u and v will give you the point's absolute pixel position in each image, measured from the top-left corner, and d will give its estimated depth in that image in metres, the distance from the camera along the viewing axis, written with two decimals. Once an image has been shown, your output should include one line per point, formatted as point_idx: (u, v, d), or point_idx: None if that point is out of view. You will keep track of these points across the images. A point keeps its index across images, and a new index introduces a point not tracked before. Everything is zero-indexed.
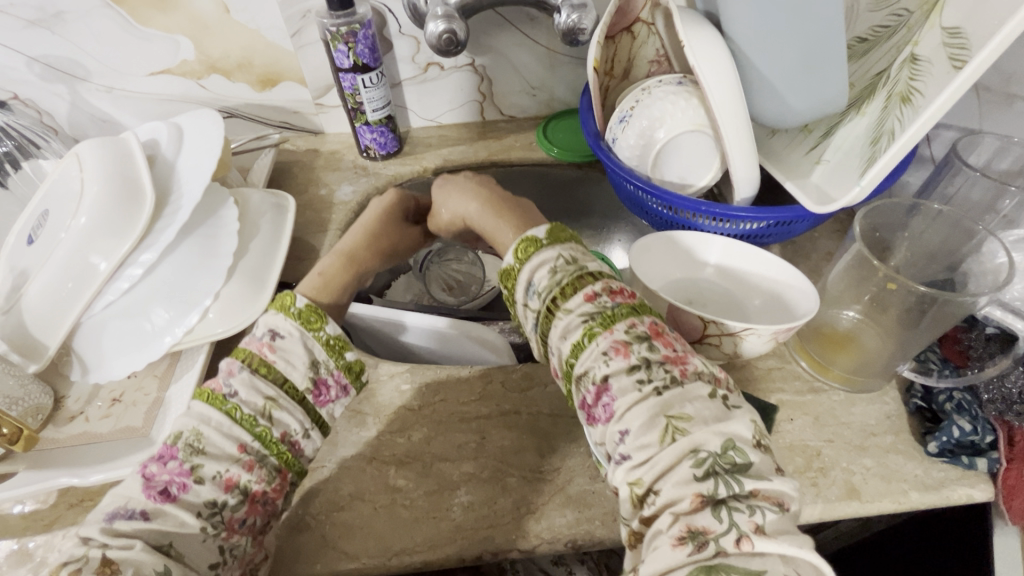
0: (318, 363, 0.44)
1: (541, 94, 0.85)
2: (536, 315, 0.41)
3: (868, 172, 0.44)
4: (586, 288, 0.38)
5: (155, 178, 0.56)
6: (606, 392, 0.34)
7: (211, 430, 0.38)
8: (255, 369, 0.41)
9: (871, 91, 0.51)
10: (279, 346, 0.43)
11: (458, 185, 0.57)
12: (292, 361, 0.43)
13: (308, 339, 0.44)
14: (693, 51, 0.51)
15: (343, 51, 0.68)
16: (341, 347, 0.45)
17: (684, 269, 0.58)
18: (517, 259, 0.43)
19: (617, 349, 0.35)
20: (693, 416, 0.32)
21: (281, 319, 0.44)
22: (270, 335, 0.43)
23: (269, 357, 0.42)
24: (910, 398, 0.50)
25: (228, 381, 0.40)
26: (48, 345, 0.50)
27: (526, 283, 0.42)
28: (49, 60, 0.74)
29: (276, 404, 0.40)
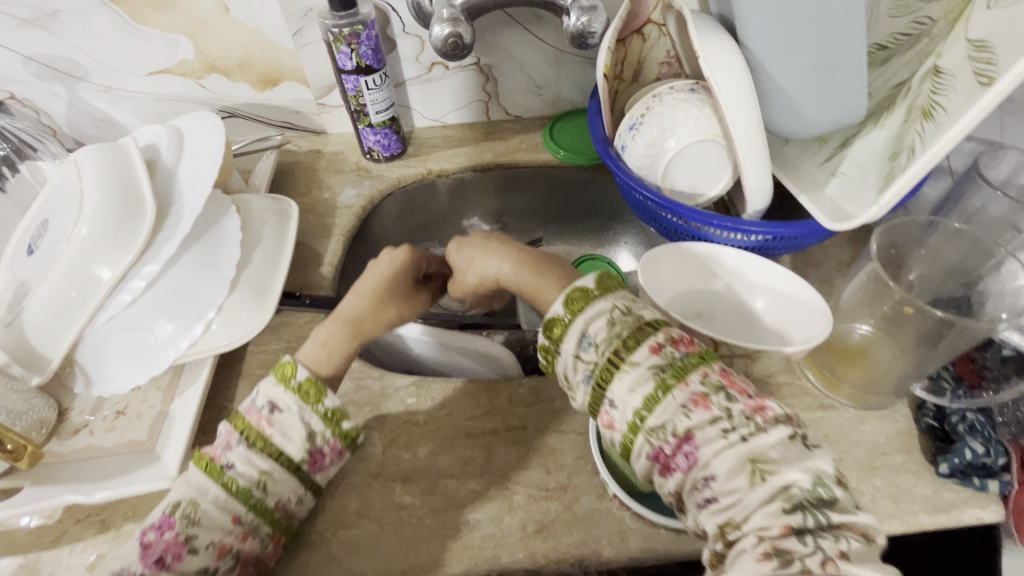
0: (314, 435, 0.42)
1: (547, 94, 0.83)
2: (591, 367, 0.40)
3: (887, 191, 0.43)
4: (651, 339, 0.40)
5: (155, 187, 0.55)
6: (688, 441, 0.36)
7: (207, 501, 0.39)
8: (252, 443, 0.40)
9: (891, 102, 0.50)
10: (277, 419, 0.41)
11: (480, 245, 0.53)
12: (288, 434, 0.41)
13: (305, 412, 0.42)
14: (708, 62, 0.50)
15: (346, 53, 0.66)
16: (340, 419, 0.43)
17: (694, 280, 0.57)
18: (568, 310, 0.43)
19: (695, 401, 0.37)
20: (779, 459, 0.35)
21: (281, 391, 0.42)
22: (270, 407, 0.42)
23: (265, 430, 0.41)
24: (922, 416, 0.49)
25: (226, 453, 0.40)
26: (50, 358, 0.50)
27: (580, 334, 0.42)
28: (46, 60, 0.72)
29: (271, 477, 0.40)
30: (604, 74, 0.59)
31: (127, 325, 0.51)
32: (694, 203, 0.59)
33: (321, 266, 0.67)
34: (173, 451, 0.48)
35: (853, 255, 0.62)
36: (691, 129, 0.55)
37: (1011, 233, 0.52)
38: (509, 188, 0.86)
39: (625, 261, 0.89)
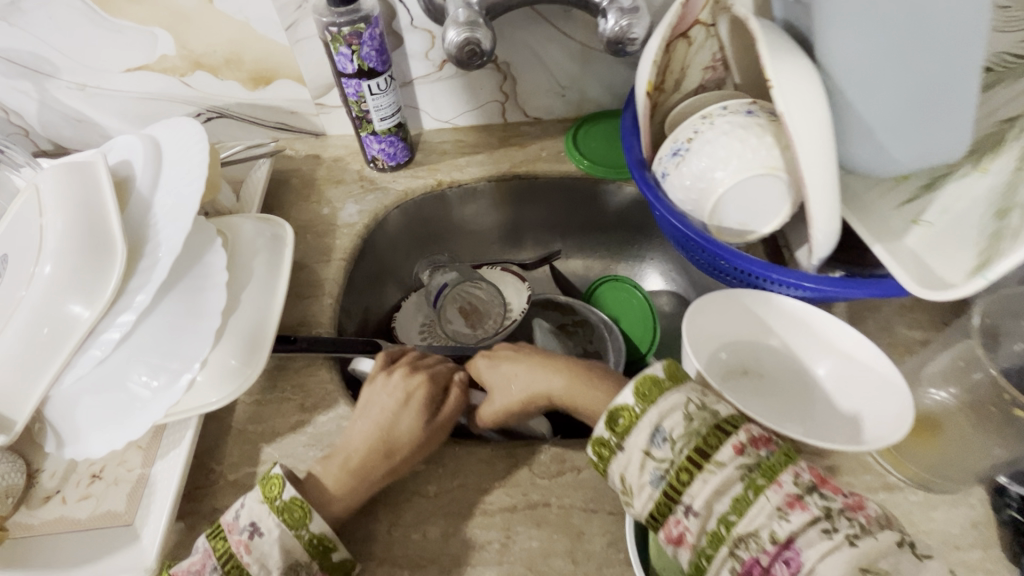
0: (296, 567, 0.39)
1: (571, 94, 0.74)
2: (664, 467, 0.37)
3: (995, 263, 0.36)
4: (734, 437, 0.36)
5: (129, 219, 0.49)
6: (789, 548, 0.32)
7: None
8: (226, 571, 0.39)
9: (995, 142, 0.42)
10: (256, 545, 0.39)
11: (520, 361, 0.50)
12: (267, 565, 0.39)
13: (286, 539, 0.40)
14: (782, 92, 0.41)
15: (346, 55, 0.58)
16: (329, 550, 0.40)
17: (746, 330, 0.51)
18: (637, 399, 0.39)
19: (793, 504, 0.34)
20: (893, 569, 0.31)
21: (266, 512, 0.40)
22: (250, 530, 0.40)
23: (243, 558, 0.39)
24: (1003, 506, 0.42)
25: None
26: (17, 419, 0.44)
27: (652, 427, 0.38)
28: (10, 54, 0.64)
29: None
30: (647, 90, 0.52)
31: (100, 382, 0.45)
32: (742, 240, 0.51)
33: (320, 296, 0.61)
34: (153, 529, 0.43)
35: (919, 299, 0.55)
36: (741, 163, 0.47)
37: None
38: (524, 199, 0.78)
39: (653, 282, 0.82)
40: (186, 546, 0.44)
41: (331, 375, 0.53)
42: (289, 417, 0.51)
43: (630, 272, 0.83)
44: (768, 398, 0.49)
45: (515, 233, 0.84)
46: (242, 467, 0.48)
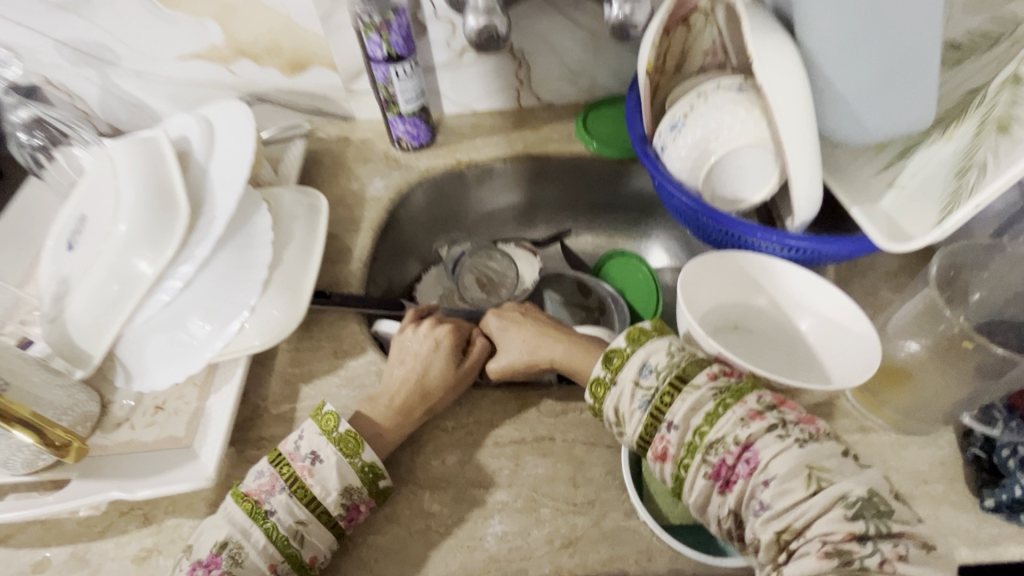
0: (350, 490, 0.45)
1: (581, 80, 0.79)
2: (650, 393, 0.42)
3: (951, 215, 0.40)
4: (707, 367, 0.42)
5: (189, 185, 0.55)
6: (749, 448, 0.37)
7: (251, 546, 0.42)
8: (293, 490, 0.44)
9: (961, 111, 0.47)
10: (317, 470, 0.45)
11: (523, 323, 0.56)
12: (327, 486, 0.44)
13: (342, 466, 0.45)
14: (761, 67, 0.46)
15: (376, 42, 0.64)
16: (376, 478, 0.46)
17: (738, 291, 0.55)
18: (629, 341, 0.46)
19: (752, 415, 0.38)
20: (833, 468, 0.36)
21: (322, 442, 0.46)
22: (311, 458, 0.45)
23: (307, 481, 0.44)
24: (968, 446, 0.46)
25: (269, 497, 0.44)
26: (92, 354, 0.51)
27: (640, 362, 0.44)
28: (78, 45, 0.72)
29: (306, 529, 0.43)
30: (647, 70, 0.56)
31: (164, 324, 0.52)
32: (735, 208, 0.56)
33: (351, 262, 0.67)
34: (208, 450, 0.50)
35: (903, 266, 0.59)
36: (731, 133, 0.51)
37: None
38: (538, 179, 0.83)
39: (657, 257, 0.86)
40: (238, 468, 0.51)
41: (360, 327, 0.60)
42: (324, 362, 0.57)
43: (637, 248, 0.87)
44: (757, 350, 0.54)
45: (529, 214, 0.89)
46: (284, 402, 0.55)
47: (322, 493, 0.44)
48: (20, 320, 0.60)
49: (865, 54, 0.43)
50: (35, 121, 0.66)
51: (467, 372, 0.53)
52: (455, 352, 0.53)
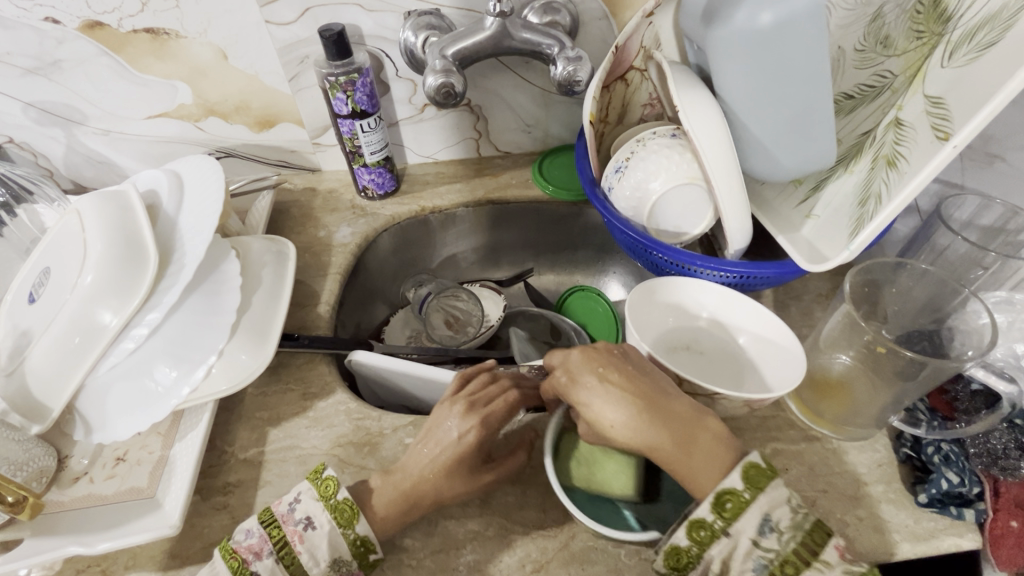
0: (340, 561, 0.45)
1: (535, 131, 0.85)
2: (769, 557, 0.40)
3: (857, 236, 0.46)
4: (836, 541, 0.41)
5: (158, 236, 0.56)
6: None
7: None
8: (281, 556, 0.44)
9: (858, 150, 0.54)
10: (308, 536, 0.45)
11: (604, 395, 0.45)
12: (316, 556, 0.45)
13: (336, 534, 0.45)
14: (687, 116, 0.53)
15: (342, 99, 0.69)
16: (366, 550, 0.46)
17: (679, 317, 0.60)
18: (747, 486, 0.41)
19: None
20: None
21: (319, 508, 0.46)
22: (305, 522, 0.46)
23: (297, 546, 0.45)
24: (900, 446, 0.50)
25: (256, 563, 0.44)
26: (52, 408, 0.51)
27: (760, 518, 0.41)
28: (45, 106, 0.74)
29: None
30: (590, 122, 0.62)
31: (129, 372, 0.52)
32: (679, 240, 0.60)
33: (318, 305, 0.69)
34: (174, 499, 0.49)
35: (832, 287, 0.65)
36: (669, 173, 0.56)
37: (980, 272, 0.53)
38: (501, 223, 0.88)
39: (615, 291, 0.91)
40: (205, 516, 0.50)
41: (329, 368, 0.61)
42: (292, 404, 0.58)
43: (595, 285, 0.92)
44: (707, 368, 0.58)
45: (492, 256, 0.92)
46: (252, 446, 0.55)
47: (309, 562, 0.45)
48: None
49: (771, 104, 0.50)
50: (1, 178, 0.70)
51: (490, 475, 0.49)
52: (478, 453, 0.48)
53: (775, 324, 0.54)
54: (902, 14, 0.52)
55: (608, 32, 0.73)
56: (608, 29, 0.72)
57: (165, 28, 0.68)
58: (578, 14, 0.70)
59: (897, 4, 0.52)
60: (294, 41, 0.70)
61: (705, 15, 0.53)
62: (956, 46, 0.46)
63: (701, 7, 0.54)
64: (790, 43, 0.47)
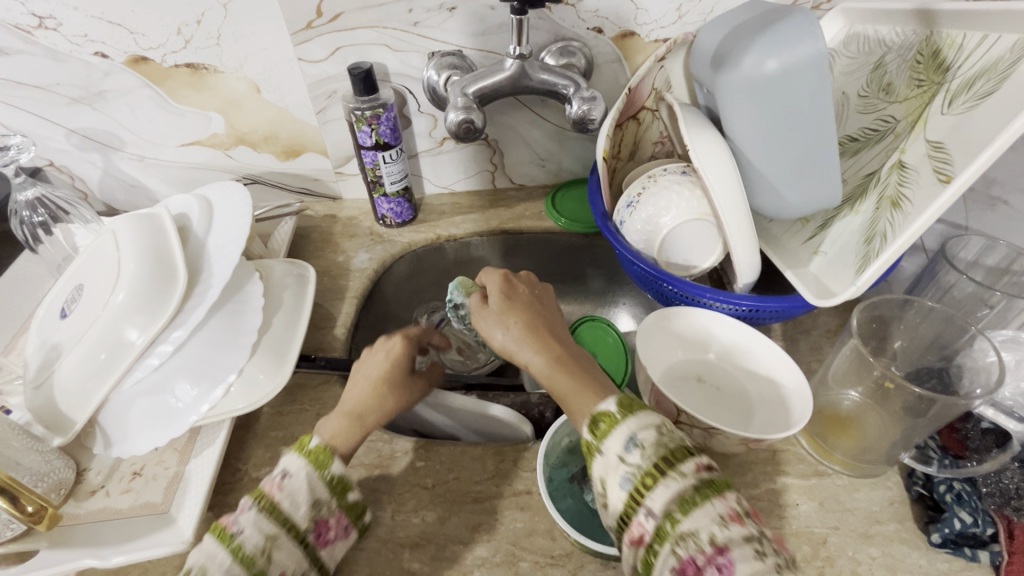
0: (320, 504, 0.44)
1: (549, 165, 0.88)
2: None
3: (863, 274, 0.47)
4: None
5: (188, 257, 0.59)
6: (725, 555, 0.35)
7: (214, 569, 0.39)
8: (262, 507, 0.43)
9: (863, 191, 0.56)
10: (287, 484, 0.44)
11: (523, 302, 0.54)
12: (296, 500, 0.44)
13: (312, 476, 0.45)
14: (697, 154, 0.55)
15: (366, 132, 0.72)
16: (345, 490, 0.46)
17: (687, 350, 0.62)
18: (620, 408, 0.42)
19: (733, 516, 0.36)
20: None
21: (293, 458, 0.46)
22: (282, 474, 0.45)
23: (275, 495, 0.43)
24: (912, 485, 0.50)
25: (238, 518, 0.42)
26: (74, 421, 0.52)
27: None
28: (86, 132, 0.79)
29: (274, 544, 0.41)
30: (603, 158, 0.64)
31: (151, 388, 0.54)
32: (688, 272, 0.62)
33: (334, 327, 0.71)
34: (187, 515, 0.50)
35: (841, 323, 0.65)
36: (681, 208, 0.58)
37: (987, 311, 0.54)
38: (514, 252, 0.90)
39: (624, 323, 0.92)
40: None
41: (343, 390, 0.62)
42: (306, 424, 0.59)
43: (605, 315, 0.93)
44: (716, 403, 0.58)
45: None
46: (266, 465, 0.55)
47: (291, 507, 0.43)
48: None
49: (777, 145, 0.52)
50: (39, 200, 0.70)
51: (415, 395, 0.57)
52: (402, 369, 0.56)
53: (779, 358, 0.56)
54: (903, 64, 0.55)
55: (621, 73, 0.76)
56: (622, 71, 0.76)
57: (204, 63, 0.72)
58: (593, 57, 0.74)
59: (898, 54, 0.55)
60: (323, 77, 0.75)
61: (714, 62, 0.56)
62: (955, 95, 0.48)
63: (710, 53, 0.57)
64: (794, 89, 0.49)
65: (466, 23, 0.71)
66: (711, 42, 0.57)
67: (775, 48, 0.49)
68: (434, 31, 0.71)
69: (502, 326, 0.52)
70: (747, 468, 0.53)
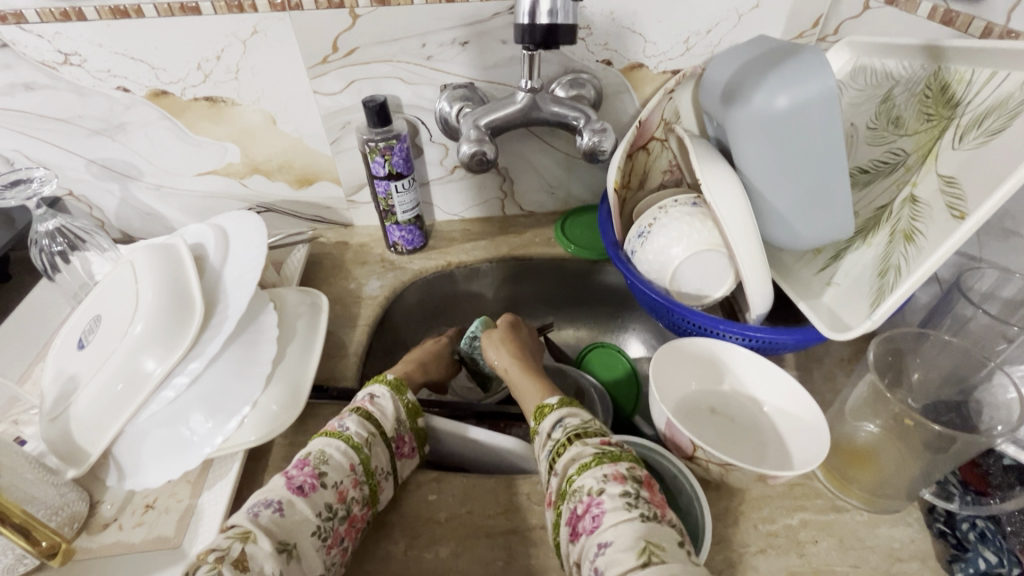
0: (401, 420, 0.55)
1: (559, 192, 0.89)
2: None
3: (878, 308, 0.47)
4: None
5: (204, 288, 0.60)
6: (597, 503, 0.43)
7: (332, 451, 0.48)
8: (360, 414, 0.53)
9: (875, 223, 0.56)
10: (377, 401, 0.55)
11: (517, 331, 0.72)
12: (386, 413, 0.54)
13: (395, 398, 0.56)
14: (708, 187, 0.56)
15: (380, 162, 0.73)
16: (415, 413, 0.57)
17: (701, 380, 0.61)
18: (559, 401, 0.55)
19: (615, 476, 0.45)
20: None
21: (377, 384, 0.57)
22: (369, 395, 0.56)
23: (369, 407, 0.54)
24: (933, 521, 0.49)
25: (341, 422, 0.52)
26: (89, 453, 0.52)
27: None
28: (105, 163, 0.80)
29: (375, 439, 0.51)
30: (614, 189, 0.65)
31: (166, 420, 0.54)
32: (701, 302, 0.62)
33: (346, 355, 0.71)
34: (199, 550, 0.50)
35: (854, 352, 0.65)
36: (693, 240, 0.59)
37: (1004, 344, 0.54)
38: (523, 278, 0.90)
39: (634, 348, 0.91)
40: None
41: None
42: None
43: (614, 341, 0.93)
44: (730, 435, 0.58)
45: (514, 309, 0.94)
46: None
47: (381, 415, 0.54)
48: (14, 419, 0.60)
49: (789, 180, 0.53)
50: (58, 230, 0.71)
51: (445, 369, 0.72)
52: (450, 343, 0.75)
53: (796, 391, 0.55)
54: (911, 97, 0.55)
55: (630, 103, 0.78)
56: (631, 101, 0.77)
57: (222, 97, 0.74)
58: (602, 88, 0.75)
59: (906, 88, 0.56)
60: (337, 109, 0.76)
61: (724, 97, 0.57)
62: (966, 130, 0.49)
63: (720, 89, 0.58)
64: (805, 125, 0.50)
65: (478, 57, 0.73)
66: (720, 78, 0.58)
67: (785, 86, 0.50)
68: (446, 64, 0.73)
69: (491, 345, 0.68)
70: (764, 502, 0.52)
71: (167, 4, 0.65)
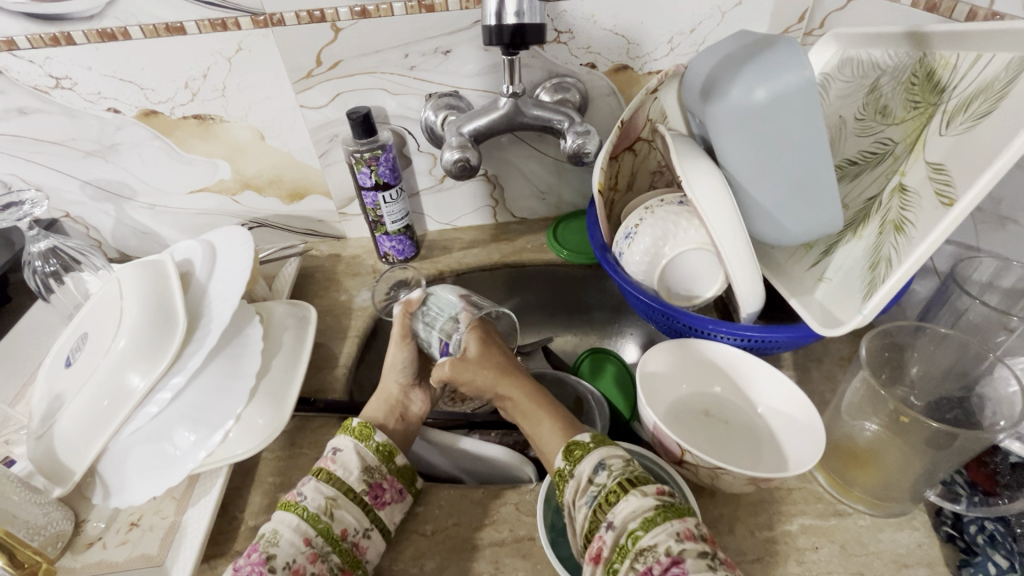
0: (370, 468, 0.51)
1: (550, 198, 0.89)
2: None
3: (869, 301, 0.45)
4: None
5: (189, 302, 0.60)
6: (678, 564, 0.37)
7: (284, 529, 0.45)
8: (320, 477, 0.49)
9: (865, 215, 0.54)
10: (339, 458, 0.51)
11: (490, 361, 0.58)
12: (348, 468, 0.50)
13: (359, 448, 0.52)
14: (692, 184, 0.55)
15: (366, 173, 0.73)
16: (391, 454, 0.52)
17: (694, 381, 0.60)
18: (593, 438, 0.48)
19: (687, 534, 0.39)
20: None
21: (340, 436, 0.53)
22: (333, 450, 0.52)
23: (330, 466, 0.50)
24: (941, 524, 0.48)
25: (300, 490, 0.48)
26: (73, 472, 0.52)
27: None
28: (100, 183, 0.82)
29: (335, 503, 0.47)
30: (598, 191, 0.64)
31: (150, 436, 0.53)
32: (691, 303, 0.61)
33: (335, 367, 0.71)
34: (181, 567, 0.50)
35: (854, 350, 0.63)
36: (677, 241, 0.58)
37: (1005, 335, 0.52)
38: (517, 285, 0.89)
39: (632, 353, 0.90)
40: None
41: None
42: (305, 470, 0.58)
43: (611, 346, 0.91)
44: (725, 438, 0.56)
45: None
46: (262, 513, 0.54)
47: (344, 473, 0.50)
48: (6, 439, 0.61)
49: (774, 175, 0.51)
50: (51, 251, 0.72)
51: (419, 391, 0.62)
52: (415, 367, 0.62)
53: (790, 390, 0.53)
54: (897, 86, 0.54)
55: (616, 106, 0.77)
56: (617, 104, 0.77)
57: (210, 114, 0.75)
58: (587, 91, 0.75)
59: (892, 77, 0.54)
60: (324, 122, 0.77)
61: (704, 93, 0.56)
62: (953, 115, 0.47)
63: (700, 84, 0.57)
64: (784, 116, 0.49)
65: (461, 64, 0.73)
66: (701, 74, 0.57)
67: (762, 77, 0.49)
68: (430, 74, 0.73)
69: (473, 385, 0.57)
70: (760, 508, 0.50)
71: (153, 25, 0.66)
